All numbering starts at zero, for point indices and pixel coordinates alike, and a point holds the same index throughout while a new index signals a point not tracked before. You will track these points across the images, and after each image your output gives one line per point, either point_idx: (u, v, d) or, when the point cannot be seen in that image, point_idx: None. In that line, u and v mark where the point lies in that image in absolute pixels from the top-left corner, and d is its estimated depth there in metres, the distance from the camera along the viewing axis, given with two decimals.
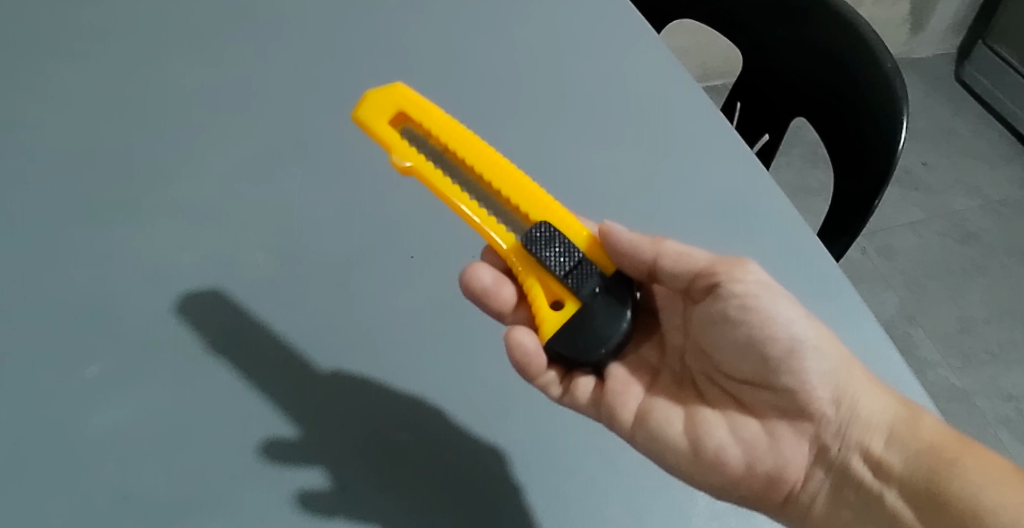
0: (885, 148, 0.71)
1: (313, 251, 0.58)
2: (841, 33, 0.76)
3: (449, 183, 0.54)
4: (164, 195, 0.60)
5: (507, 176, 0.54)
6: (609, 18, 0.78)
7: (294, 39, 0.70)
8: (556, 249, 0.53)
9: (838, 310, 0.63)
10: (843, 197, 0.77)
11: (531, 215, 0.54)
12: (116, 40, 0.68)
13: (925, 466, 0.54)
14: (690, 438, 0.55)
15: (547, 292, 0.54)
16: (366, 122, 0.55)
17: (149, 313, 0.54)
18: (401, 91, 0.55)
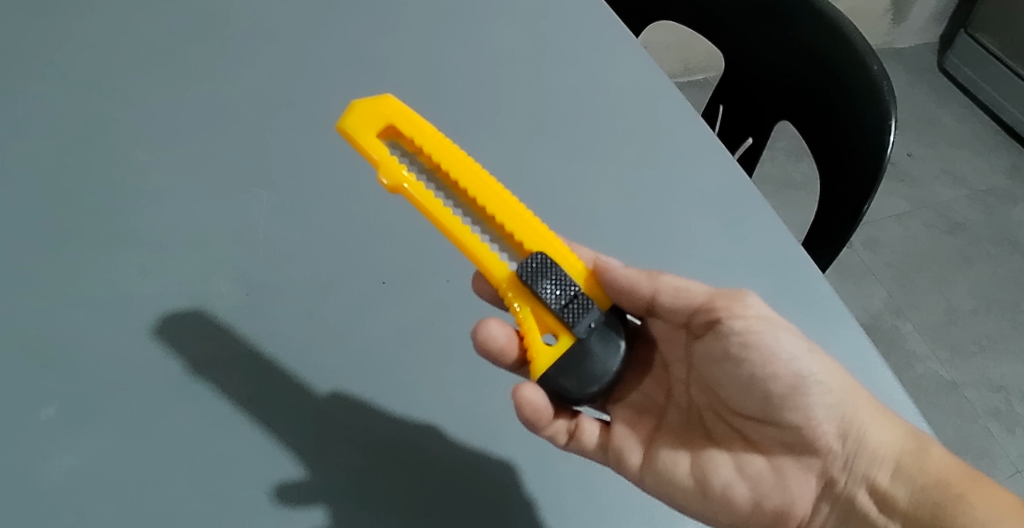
0: (874, 154, 0.69)
1: (280, 277, 0.56)
2: (826, 33, 0.74)
3: (438, 205, 0.50)
4: (122, 222, 0.57)
5: (499, 201, 0.50)
6: (586, 24, 0.76)
7: (260, 54, 0.67)
8: (553, 281, 0.50)
9: (826, 318, 0.61)
10: (830, 204, 0.76)
11: (526, 244, 0.50)
12: (72, 58, 0.65)
13: (931, 500, 0.54)
14: (697, 477, 0.55)
15: (539, 324, 0.50)
16: (353, 134, 0.50)
17: (107, 347, 0.52)
18: (392, 102, 0.51)
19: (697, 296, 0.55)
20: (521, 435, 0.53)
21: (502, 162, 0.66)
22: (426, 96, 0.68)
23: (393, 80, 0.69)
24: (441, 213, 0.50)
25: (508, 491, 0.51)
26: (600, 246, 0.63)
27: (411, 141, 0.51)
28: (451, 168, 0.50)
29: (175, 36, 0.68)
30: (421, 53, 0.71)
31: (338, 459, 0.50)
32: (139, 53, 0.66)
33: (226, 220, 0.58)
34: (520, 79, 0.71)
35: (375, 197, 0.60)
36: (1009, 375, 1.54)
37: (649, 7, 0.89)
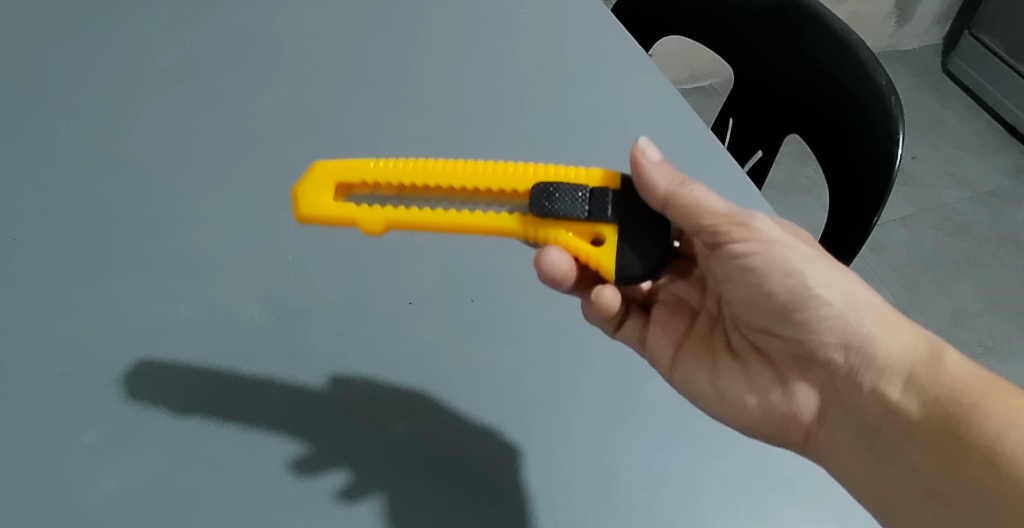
0: (883, 170, 0.71)
1: (308, 300, 0.58)
2: (834, 46, 0.75)
3: (430, 211, 0.52)
4: (155, 249, 0.59)
5: (471, 172, 0.52)
6: (600, 45, 0.78)
7: (284, 88, 0.70)
8: (564, 195, 0.52)
9: None
10: (839, 217, 0.77)
11: (521, 187, 0.52)
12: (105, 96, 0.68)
13: (944, 410, 0.52)
14: (712, 382, 0.59)
15: (579, 235, 0.53)
16: (316, 213, 0.52)
17: (144, 372, 0.53)
18: (327, 167, 0.53)
19: (709, 210, 0.55)
20: (546, 448, 0.53)
21: None
22: (446, 118, 0.70)
23: (413, 105, 0.71)
24: (439, 214, 0.52)
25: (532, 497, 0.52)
26: None
27: (364, 184, 0.53)
28: (414, 178, 0.52)
29: (207, 74, 0.71)
30: (441, 80, 0.73)
31: (365, 472, 0.51)
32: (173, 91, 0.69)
33: (254, 245, 0.60)
34: (536, 100, 0.73)
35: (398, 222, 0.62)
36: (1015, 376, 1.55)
37: (665, 19, 0.89)
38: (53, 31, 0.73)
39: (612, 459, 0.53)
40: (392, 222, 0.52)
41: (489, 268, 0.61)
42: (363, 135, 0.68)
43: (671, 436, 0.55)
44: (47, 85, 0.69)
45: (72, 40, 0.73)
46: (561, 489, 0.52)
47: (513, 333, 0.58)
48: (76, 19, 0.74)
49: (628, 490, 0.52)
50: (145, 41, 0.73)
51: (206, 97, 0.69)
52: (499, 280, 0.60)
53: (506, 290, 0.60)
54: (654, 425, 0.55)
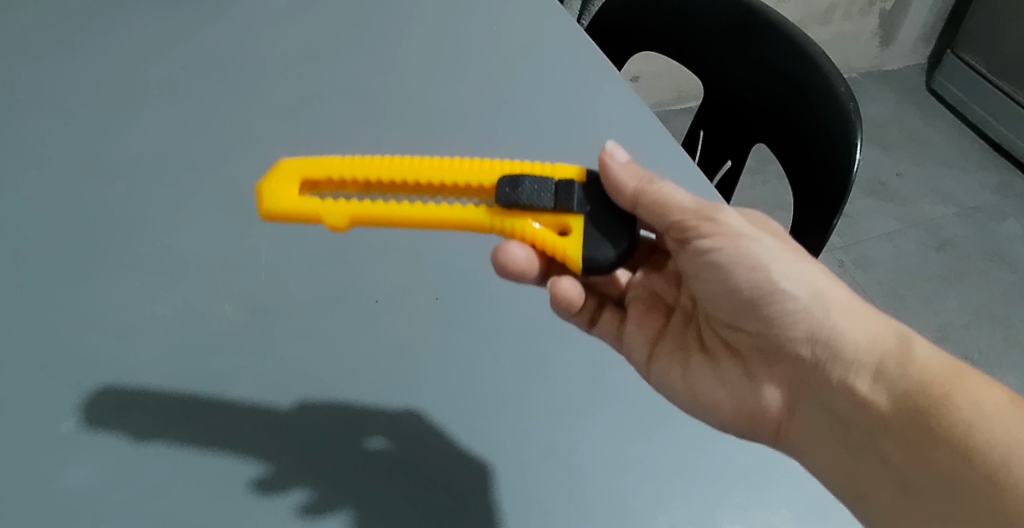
0: (842, 174, 0.73)
1: (281, 299, 0.60)
2: (797, 57, 0.78)
3: (394, 204, 0.54)
4: (135, 252, 0.62)
5: (438, 168, 0.54)
6: (571, 60, 0.81)
7: (265, 101, 0.73)
8: (530, 186, 0.54)
9: None
10: (803, 222, 0.80)
11: (487, 181, 0.54)
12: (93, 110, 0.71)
13: (912, 402, 0.53)
14: (684, 379, 0.61)
15: (547, 226, 0.55)
16: (278, 207, 0.53)
17: (122, 368, 0.56)
18: (294, 163, 0.54)
19: (676, 205, 0.57)
20: (506, 438, 0.55)
21: None
22: (420, 129, 0.73)
23: (388, 117, 0.74)
24: (403, 207, 0.54)
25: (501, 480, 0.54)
26: None
27: (330, 182, 0.55)
28: (382, 173, 0.54)
29: (192, 90, 0.74)
30: (417, 94, 0.76)
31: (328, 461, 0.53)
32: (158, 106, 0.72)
33: (231, 248, 0.62)
34: (507, 112, 0.76)
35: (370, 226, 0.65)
36: None
37: (637, 36, 0.92)
38: (45, 51, 0.77)
39: (569, 449, 0.55)
40: (359, 217, 0.54)
41: (456, 270, 0.63)
42: (339, 145, 0.70)
43: (625, 427, 0.57)
44: (35, 100, 0.72)
45: (64, 59, 0.76)
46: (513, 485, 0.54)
47: (480, 332, 0.60)
48: (68, 39, 0.78)
49: (585, 478, 0.54)
50: (133, 60, 0.76)
51: (189, 110, 0.72)
52: (466, 282, 0.62)
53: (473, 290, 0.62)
54: (610, 416, 0.57)
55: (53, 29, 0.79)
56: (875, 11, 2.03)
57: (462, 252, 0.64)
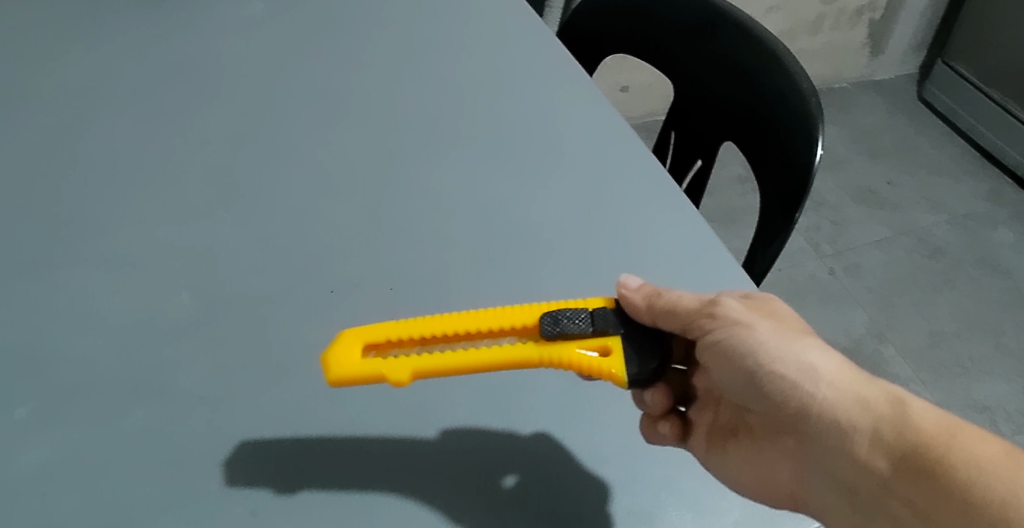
0: (804, 165, 0.74)
1: (238, 288, 0.59)
2: (760, 54, 0.79)
3: (444, 356, 0.50)
4: (93, 243, 0.61)
5: (478, 318, 0.51)
6: (538, 62, 0.82)
7: (232, 99, 0.74)
8: (571, 314, 0.51)
9: None
10: (767, 217, 0.80)
11: (528, 319, 0.51)
12: (59, 104, 0.71)
13: (918, 468, 0.48)
14: (706, 456, 0.55)
15: (584, 349, 0.50)
16: (343, 376, 0.49)
17: (72, 353, 0.54)
18: (353, 331, 0.51)
19: (682, 307, 0.52)
20: (461, 420, 0.54)
21: (455, 181, 0.70)
22: (386, 125, 0.73)
23: (355, 114, 0.74)
24: (453, 357, 0.49)
25: (458, 462, 0.52)
26: (541, 252, 0.65)
27: (387, 343, 0.51)
28: (429, 328, 0.50)
29: (157, 87, 0.74)
30: (383, 93, 0.76)
31: (278, 443, 0.52)
32: (122, 102, 0.72)
33: (189, 239, 0.62)
34: (473, 111, 0.76)
35: (330, 219, 0.65)
36: (993, 395, 1.56)
37: (603, 40, 0.93)
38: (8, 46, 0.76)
39: (527, 437, 0.54)
40: (416, 372, 0.49)
41: (414, 261, 0.63)
42: (303, 142, 0.71)
43: (581, 411, 0.55)
44: (0, 94, 0.71)
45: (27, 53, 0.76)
46: (510, 475, 0.52)
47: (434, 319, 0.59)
48: (32, 34, 0.78)
49: (542, 462, 0.53)
50: (99, 56, 0.76)
51: (155, 106, 0.72)
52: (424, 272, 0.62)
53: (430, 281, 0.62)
54: (566, 399, 0.56)
55: (17, 24, 0.78)
56: (864, 21, 2.04)
57: (421, 244, 0.64)
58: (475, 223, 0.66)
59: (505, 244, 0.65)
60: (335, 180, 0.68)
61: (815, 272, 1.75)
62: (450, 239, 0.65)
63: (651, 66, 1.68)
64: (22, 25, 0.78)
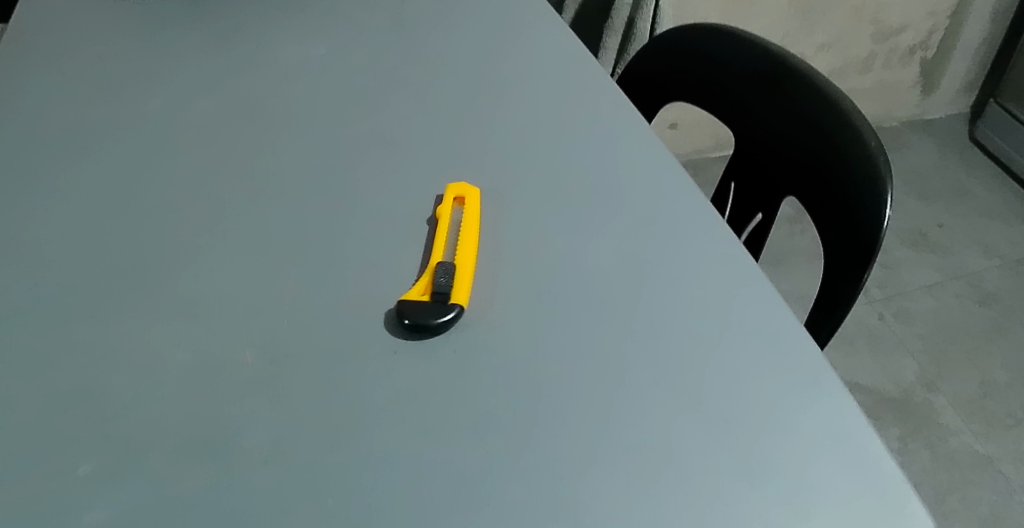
0: (873, 225, 0.72)
1: (303, 347, 0.60)
2: (828, 109, 0.78)
3: (464, 234, 0.67)
4: (162, 296, 0.62)
5: (467, 244, 0.66)
6: (599, 106, 0.81)
7: (298, 150, 0.75)
8: (443, 284, 0.63)
9: (807, 395, 0.60)
10: (830, 276, 0.78)
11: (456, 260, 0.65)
12: (134, 155, 0.74)
13: None
14: None
15: (424, 285, 0.64)
16: (454, 191, 0.71)
17: (142, 412, 0.56)
18: (469, 186, 0.71)
19: None
20: (524, 490, 0.54)
21: (518, 232, 0.69)
22: (449, 174, 0.73)
23: (417, 161, 0.74)
24: (459, 239, 0.67)
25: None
26: (601, 313, 0.64)
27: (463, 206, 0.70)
28: (464, 235, 0.67)
29: (226, 135, 0.76)
30: (444, 142, 0.76)
31: (341, 511, 0.52)
32: (192, 151, 0.74)
33: (253, 293, 0.63)
34: (535, 157, 0.76)
35: (389, 273, 0.65)
36: None
37: (669, 85, 0.94)
38: (90, 95, 0.80)
39: (585, 510, 0.53)
40: (460, 215, 0.69)
41: (472, 321, 0.63)
42: (364, 192, 0.71)
43: (648, 485, 0.55)
44: (78, 145, 0.74)
45: (106, 103, 0.79)
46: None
47: (493, 386, 0.59)
48: (113, 85, 0.81)
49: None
50: (173, 105, 0.79)
51: (224, 158, 0.74)
52: (483, 332, 0.62)
53: (488, 342, 0.61)
54: (631, 471, 0.55)
55: (101, 75, 0.82)
56: (915, 60, 2.02)
57: (480, 302, 0.64)
58: (535, 280, 0.66)
59: (568, 302, 0.64)
60: (396, 231, 0.68)
61: (863, 317, 1.73)
62: (510, 297, 0.64)
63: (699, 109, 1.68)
64: (106, 76, 0.82)
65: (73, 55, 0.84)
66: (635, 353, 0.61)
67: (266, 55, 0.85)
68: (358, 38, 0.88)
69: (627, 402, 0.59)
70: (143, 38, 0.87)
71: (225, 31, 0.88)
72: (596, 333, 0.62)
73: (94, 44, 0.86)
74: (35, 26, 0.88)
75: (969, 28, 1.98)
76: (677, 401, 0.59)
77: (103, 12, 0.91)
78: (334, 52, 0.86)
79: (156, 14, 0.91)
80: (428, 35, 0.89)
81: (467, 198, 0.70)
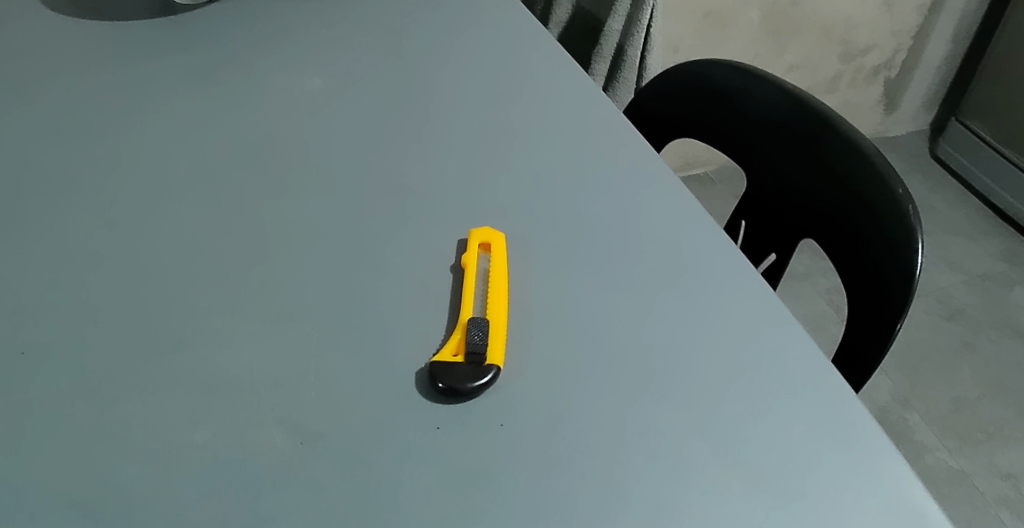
0: (902, 284, 0.72)
1: (334, 423, 0.55)
2: (852, 155, 0.79)
3: (495, 285, 0.62)
4: (174, 369, 0.57)
5: (499, 294, 0.61)
6: (618, 149, 0.78)
7: (305, 197, 0.71)
8: (480, 336, 0.57)
9: (853, 466, 0.56)
10: (853, 331, 0.78)
11: (489, 312, 0.60)
12: (131, 208, 0.68)
13: None
14: None
15: (455, 345, 0.58)
16: (479, 238, 0.66)
17: (164, 506, 0.51)
18: (495, 232, 0.66)
19: None
20: None
21: (549, 288, 0.65)
22: (471, 223, 0.70)
23: (436, 212, 0.70)
24: (489, 287, 0.62)
25: None
26: (644, 376, 0.60)
27: (490, 254, 0.65)
28: (495, 284, 0.62)
29: (231, 187, 0.71)
30: (463, 191, 0.73)
31: None
32: (194, 205, 0.69)
33: (275, 366, 0.58)
34: (559, 204, 0.72)
35: (419, 335, 0.60)
36: (1018, 462, 1.52)
37: (684, 124, 0.94)
38: (78, 143, 0.74)
39: None
40: (489, 263, 0.64)
41: (513, 389, 0.58)
42: (385, 246, 0.67)
43: None
44: (69, 197, 0.69)
45: (95, 151, 0.73)
46: None
47: (546, 462, 0.54)
48: (101, 130, 0.75)
49: None
50: (170, 154, 0.74)
51: (228, 209, 0.69)
52: (527, 402, 0.57)
53: (532, 408, 0.57)
54: None
55: (86, 119, 0.76)
56: (879, 79, 2.05)
57: (520, 360, 0.59)
58: (573, 340, 0.61)
59: (607, 363, 0.60)
60: (421, 286, 0.63)
61: None
62: (552, 359, 0.59)
63: (676, 142, 1.74)
64: (93, 120, 0.76)
65: (53, 96, 0.78)
66: (683, 422, 0.57)
67: (264, 95, 0.81)
68: (361, 80, 0.84)
69: (681, 482, 0.54)
70: (131, 78, 0.81)
71: (218, 71, 0.83)
72: (639, 396, 0.58)
73: (75, 83, 0.80)
74: (8, 63, 0.82)
75: (930, 49, 2.02)
76: (717, 469, 0.55)
77: (82, 46, 0.85)
78: (337, 95, 0.82)
79: (142, 50, 0.85)
80: (433, 77, 0.86)
81: (495, 244, 0.65)
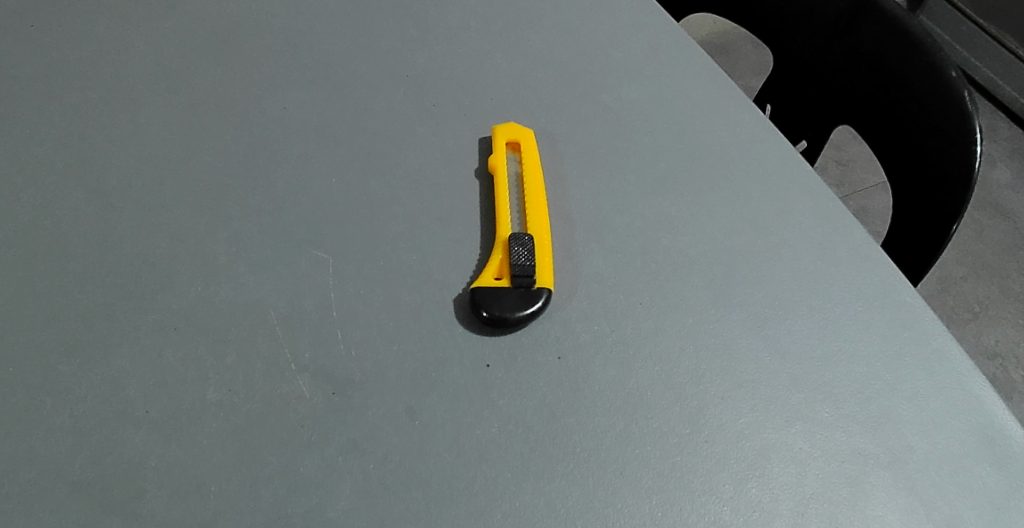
0: (957, 183, 0.66)
1: (365, 362, 0.47)
2: (892, 33, 0.70)
3: (532, 192, 0.54)
4: (165, 309, 0.48)
5: (538, 204, 0.54)
6: (638, 15, 0.67)
7: (285, 89, 0.59)
8: (527, 257, 0.50)
9: (933, 383, 0.49)
10: (905, 230, 0.73)
11: (530, 227, 0.52)
12: (80, 111, 0.56)
13: None
14: None
15: (495, 266, 0.50)
16: (506, 135, 0.57)
17: (180, 476, 0.43)
18: (523, 128, 0.57)
19: None
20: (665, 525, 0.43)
21: (585, 188, 0.56)
22: (487, 114, 0.59)
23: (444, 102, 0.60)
24: (526, 196, 0.54)
25: None
26: (701, 290, 0.51)
27: (520, 155, 0.56)
28: (532, 191, 0.54)
29: (195, 80, 0.59)
30: (472, 75, 0.61)
31: None
32: (158, 103, 0.57)
33: (284, 297, 0.49)
34: (584, 85, 0.62)
35: (451, 254, 0.51)
36: (1003, 340, 1.47)
37: None
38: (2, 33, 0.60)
39: None
40: (521, 165, 0.56)
41: (564, 309, 0.49)
42: (393, 150, 0.56)
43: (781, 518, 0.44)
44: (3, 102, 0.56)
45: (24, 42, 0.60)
46: None
47: (610, 392, 0.47)
48: (27, 13, 0.61)
49: None
50: (117, 41, 0.60)
51: (196, 107, 0.57)
52: (582, 323, 0.49)
53: (593, 329, 0.49)
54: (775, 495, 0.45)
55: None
56: None
57: (570, 276, 0.51)
58: (622, 250, 0.52)
59: (660, 274, 0.51)
60: (444, 195, 0.54)
61: None
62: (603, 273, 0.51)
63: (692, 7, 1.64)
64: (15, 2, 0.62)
65: None
66: (744, 346, 0.49)
67: None
68: None
69: (752, 411, 0.47)
70: None
71: None
72: (695, 308, 0.50)
73: None
74: None
75: None
76: (790, 389, 0.48)
77: None
78: None
79: None
80: None
81: (524, 143, 0.57)
